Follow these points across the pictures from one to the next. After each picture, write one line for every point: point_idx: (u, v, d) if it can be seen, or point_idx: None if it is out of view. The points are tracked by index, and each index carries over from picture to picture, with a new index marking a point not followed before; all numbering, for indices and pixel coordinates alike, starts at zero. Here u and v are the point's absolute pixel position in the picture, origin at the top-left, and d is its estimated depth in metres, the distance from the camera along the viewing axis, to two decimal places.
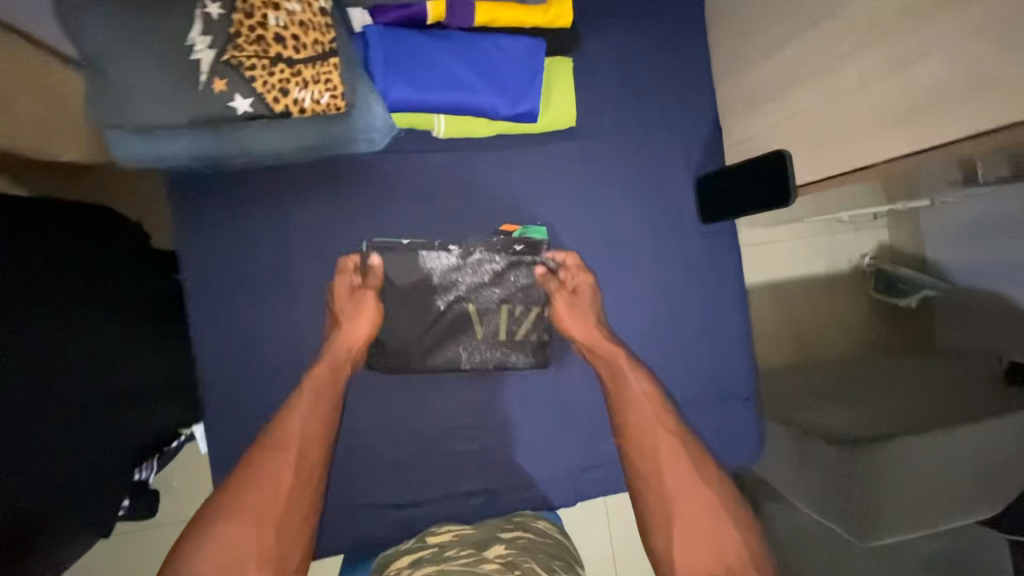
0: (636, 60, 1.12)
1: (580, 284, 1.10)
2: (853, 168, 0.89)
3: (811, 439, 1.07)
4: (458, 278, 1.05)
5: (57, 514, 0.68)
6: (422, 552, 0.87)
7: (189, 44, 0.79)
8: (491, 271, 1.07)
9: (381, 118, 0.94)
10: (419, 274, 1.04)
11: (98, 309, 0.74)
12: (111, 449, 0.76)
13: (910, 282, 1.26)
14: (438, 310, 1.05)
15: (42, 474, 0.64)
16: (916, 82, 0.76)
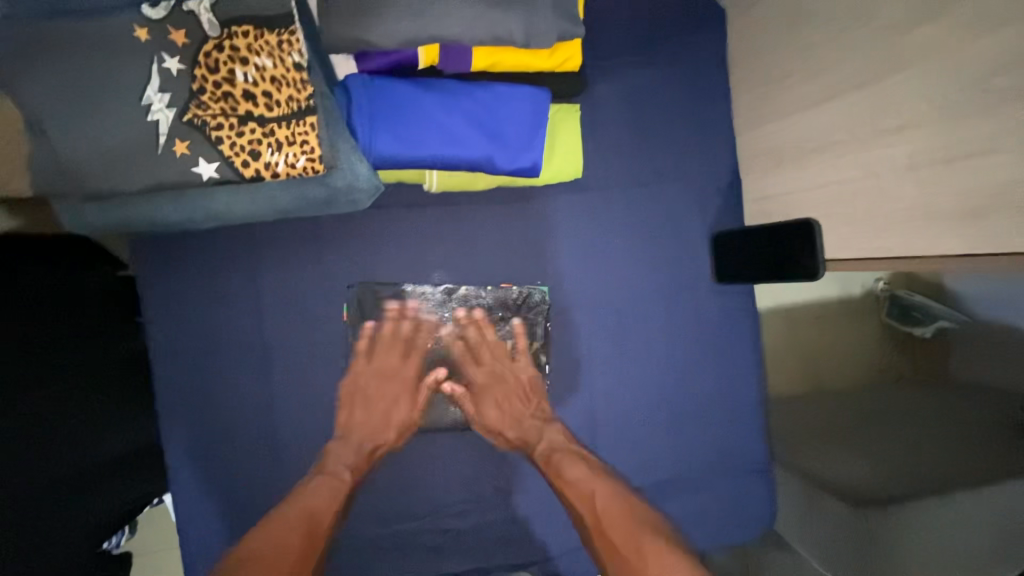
0: (647, 105, 1.03)
1: (485, 362, 1.01)
2: (893, 255, 0.77)
3: (826, 493, 1.03)
4: (444, 314, 1.01)
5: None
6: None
7: (145, 103, 0.71)
8: (479, 307, 1.02)
9: (366, 175, 0.84)
10: (403, 310, 1.00)
11: (71, 376, 0.75)
12: (90, 515, 0.78)
13: (926, 311, 0.96)
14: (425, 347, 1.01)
15: (42, 544, 0.68)
16: (978, 177, 0.64)
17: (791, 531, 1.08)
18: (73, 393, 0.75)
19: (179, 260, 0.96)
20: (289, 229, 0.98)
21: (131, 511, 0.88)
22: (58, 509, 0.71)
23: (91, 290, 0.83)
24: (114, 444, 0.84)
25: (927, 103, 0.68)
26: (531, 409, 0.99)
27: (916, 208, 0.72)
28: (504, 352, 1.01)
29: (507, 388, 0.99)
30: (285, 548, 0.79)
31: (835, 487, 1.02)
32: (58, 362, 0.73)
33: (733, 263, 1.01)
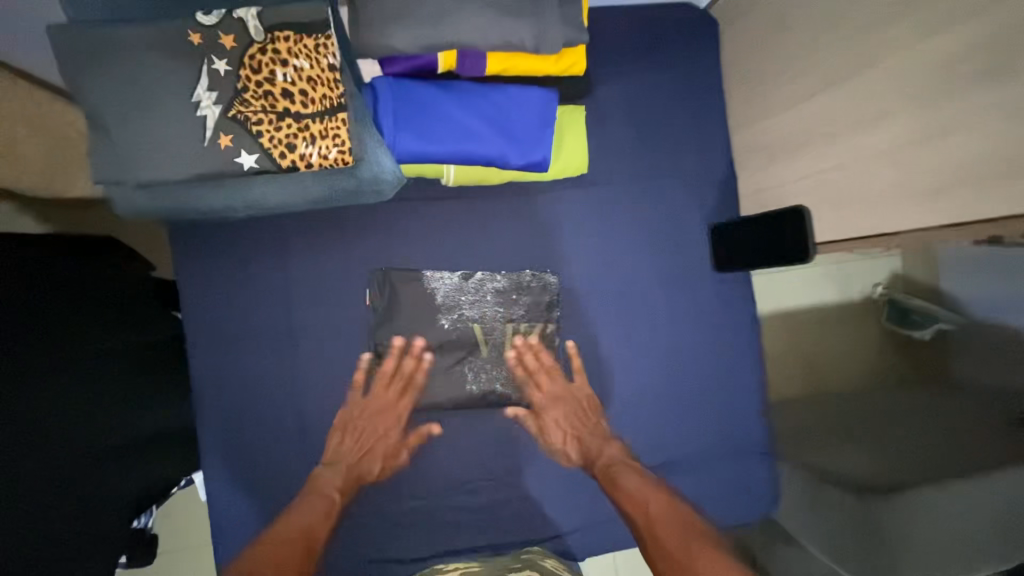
0: (648, 107, 1.11)
1: (546, 386, 1.08)
2: (876, 233, 0.83)
3: (833, 485, 1.09)
4: (461, 298, 1.07)
5: (87, 547, 0.76)
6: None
7: (195, 101, 0.79)
8: (493, 290, 1.08)
9: (390, 168, 0.93)
10: (423, 294, 1.06)
11: (111, 357, 0.81)
12: (124, 488, 0.83)
13: (923, 314, 1.11)
14: (441, 328, 1.07)
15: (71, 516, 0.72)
16: (945, 155, 0.71)
17: (799, 529, 1.13)
18: (81, 381, 0.75)
19: (211, 250, 1.03)
20: (315, 221, 1.05)
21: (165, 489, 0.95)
22: (59, 497, 0.71)
23: (113, 281, 0.85)
24: (135, 431, 0.85)
25: (901, 94, 0.76)
26: (592, 428, 1.07)
27: (894, 190, 0.79)
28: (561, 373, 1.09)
29: (574, 408, 1.07)
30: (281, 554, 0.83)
31: (842, 480, 1.09)
32: (58, 349, 0.72)
33: (732, 252, 1.07)
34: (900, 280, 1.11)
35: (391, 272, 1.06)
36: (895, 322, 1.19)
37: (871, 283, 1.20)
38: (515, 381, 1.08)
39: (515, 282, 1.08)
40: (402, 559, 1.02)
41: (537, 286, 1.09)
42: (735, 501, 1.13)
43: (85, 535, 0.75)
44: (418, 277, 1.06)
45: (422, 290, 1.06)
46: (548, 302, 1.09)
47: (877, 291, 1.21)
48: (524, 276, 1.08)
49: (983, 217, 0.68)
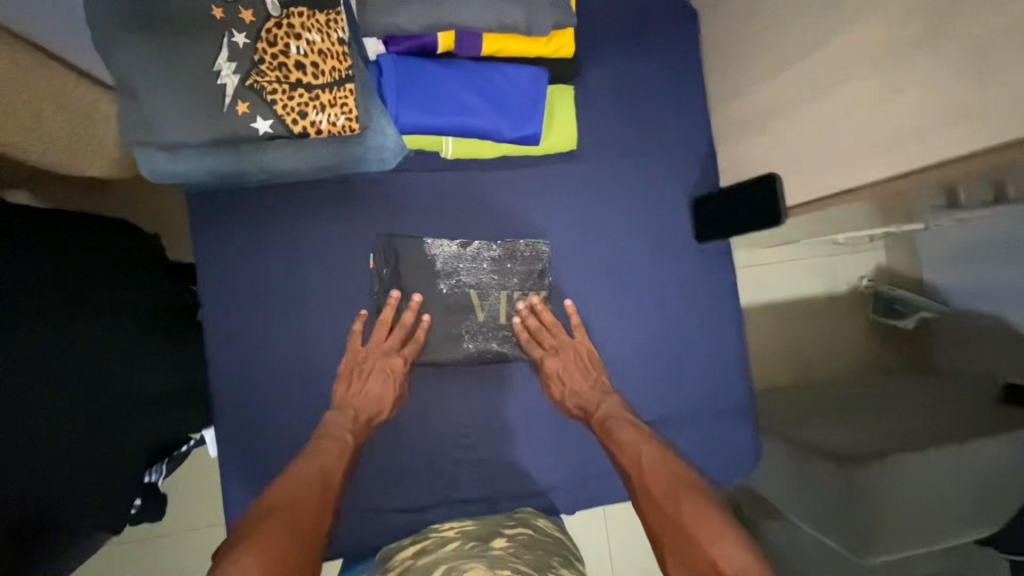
0: (633, 87, 1.19)
1: (547, 341, 1.12)
2: (837, 191, 0.92)
3: (808, 457, 1.43)
4: (460, 264, 1.13)
5: (96, 502, 0.84)
6: (425, 543, 0.98)
7: (216, 70, 0.86)
8: (489, 259, 1.14)
9: (393, 138, 1.01)
10: (423, 259, 1.12)
11: (135, 330, 0.89)
12: (138, 450, 0.91)
13: (909, 304, 1.68)
14: (440, 293, 1.13)
15: (84, 474, 0.80)
16: (896, 111, 0.79)
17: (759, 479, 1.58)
18: (88, 348, 0.80)
19: (225, 217, 1.10)
20: (323, 190, 1.12)
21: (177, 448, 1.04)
22: (63, 454, 0.76)
23: (138, 263, 0.94)
24: (143, 391, 0.90)
25: (855, 62, 0.84)
26: (591, 379, 1.12)
27: (851, 150, 0.87)
28: (562, 329, 1.14)
29: (574, 360, 1.12)
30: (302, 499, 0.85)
31: (819, 449, 1.41)
32: (67, 317, 0.77)
33: (712, 221, 1.15)
34: (881, 271, 1.74)
35: (395, 239, 1.12)
36: (891, 312, 1.74)
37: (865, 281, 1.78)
38: (520, 343, 1.14)
39: (508, 248, 1.14)
40: (403, 508, 1.09)
41: (530, 254, 1.15)
42: (721, 456, 1.20)
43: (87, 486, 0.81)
44: (420, 242, 1.12)
45: (423, 254, 1.12)
46: (536, 270, 1.15)
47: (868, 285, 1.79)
48: (521, 250, 1.15)
49: (928, 163, 0.77)
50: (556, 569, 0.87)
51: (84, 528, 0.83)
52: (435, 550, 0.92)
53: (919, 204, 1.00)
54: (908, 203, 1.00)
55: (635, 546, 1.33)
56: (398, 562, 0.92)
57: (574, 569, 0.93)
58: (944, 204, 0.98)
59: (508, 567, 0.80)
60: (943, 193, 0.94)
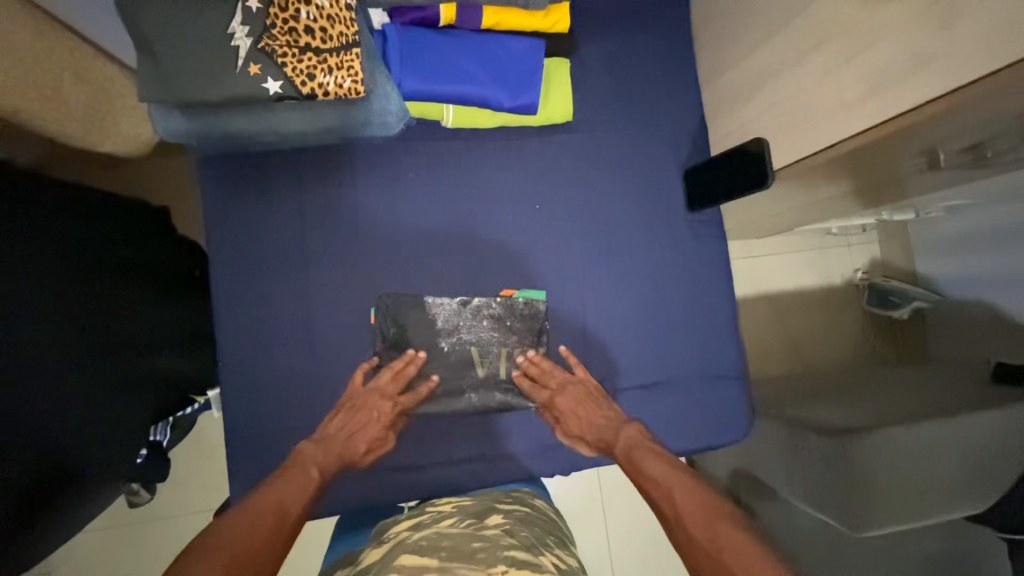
0: (627, 63, 1.24)
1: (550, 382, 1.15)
2: (820, 148, 0.97)
3: (798, 430, 1.43)
4: (459, 323, 1.16)
5: (96, 455, 0.93)
6: (422, 517, 0.97)
7: (229, 33, 0.91)
8: (489, 316, 1.17)
9: (396, 104, 1.05)
10: (427, 318, 1.16)
11: (128, 303, 0.97)
12: (133, 407, 0.99)
13: (904, 295, 1.76)
14: (442, 351, 1.16)
15: (82, 430, 0.89)
16: (872, 67, 0.84)
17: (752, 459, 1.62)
18: (75, 335, 0.87)
19: (232, 184, 1.13)
20: (327, 157, 1.16)
21: (178, 407, 1.13)
22: (58, 422, 0.85)
23: (135, 243, 1.02)
24: (138, 363, 0.99)
25: (836, 23, 0.88)
26: (604, 412, 1.12)
27: (833, 107, 0.92)
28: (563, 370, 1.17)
29: (576, 398, 1.13)
30: (255, 525, 0.84)
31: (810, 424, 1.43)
32: (53, 309, 0.85)
33: (702, 190, 1.20)
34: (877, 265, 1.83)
35: (397, 296, 1.15)
36: (889, 302, 1.80)
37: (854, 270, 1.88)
38: (521, 390, 1.17)
39: (507, 308, 1.17)
40: (401, 466, 1.14)
41: (528, 312, 1.18)
42: (715, 422, 1.23)
43: (87, 444, 0.91)
44: (422, 304, 1.15)
45: (426, 316, 1.16)
46: (536, 327, 1.18)
47: (859, 276, 1.88)
48: (517, 306, 1.17)
49: (898, 115, 0.82)
50: (550, 548, 0.89)
51: (90, 481, 0.94)
52: (433, 523, 0.92)
53: (901, 169, 1.04)
54: (891, 168, 1.04)
55: (624, 515, 1.55)
56: (393, 534, 0.92)
57: (568, 550, 0.95)
58: (926, 168, 1.02)
59: (502, 547, 0.81)
60: (923, 158, 0.98)
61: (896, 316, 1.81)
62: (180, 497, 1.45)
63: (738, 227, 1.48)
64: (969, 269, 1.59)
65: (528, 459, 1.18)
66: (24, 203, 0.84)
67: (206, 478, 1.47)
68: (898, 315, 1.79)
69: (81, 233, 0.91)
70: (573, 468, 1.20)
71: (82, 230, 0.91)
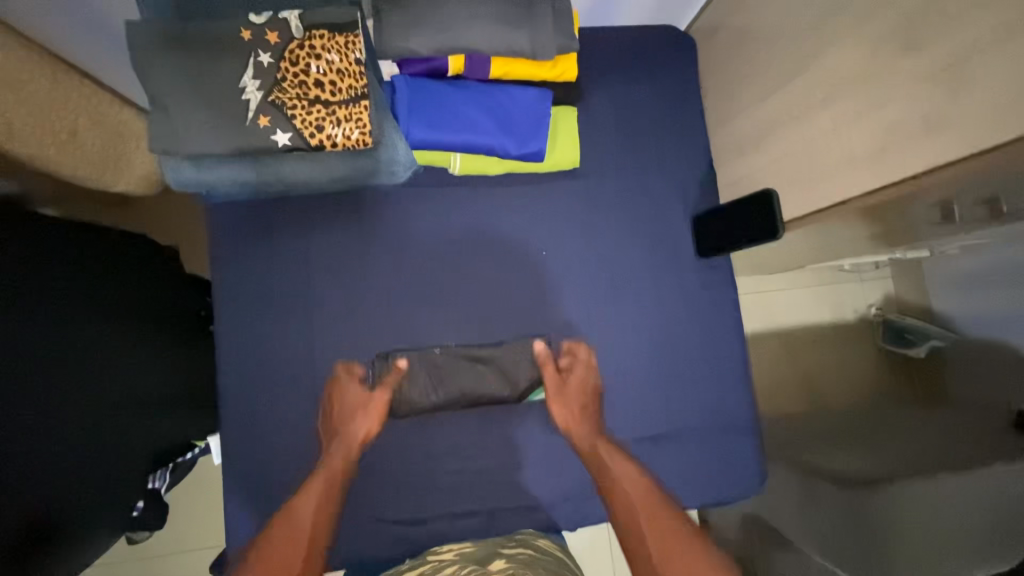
0: (635, 109, 1.25)
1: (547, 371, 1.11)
2: (832, 204, 0.95)
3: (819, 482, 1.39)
4: (457, 360, 1.13)
5: (83, 505, 0.90)
6: (422, 568, 0.94)
7: (241, 87, 0.92)
8: (488, 355, 1.13)
9: (404, 153, 1.06)
10: (425, 358, 1.13)
11: (132, 346, 0.97)
12: (128, 454, 0.97)
13: (919, 333, 1.69)
14: (432, 396, 1.11)
15: (78, 478, 0.87)
16: (883, 126, 0.83)
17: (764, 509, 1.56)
18: (78, 366, 0.87)
19: (239, 230, 1.13)
20: (335, 203, 1.16)
21: (173, 453, 1.10)
22: (60, 467, 0.84)
23: (140, 285, 1.02)
24: (132, 400, 0.96)
25: (847, 78, 0.88)
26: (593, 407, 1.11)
27: (842, 160, 0.91)
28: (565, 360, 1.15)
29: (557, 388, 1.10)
30: (276, 557, 0.86)
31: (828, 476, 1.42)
32: (60, 335, 0.84)
33: (711, 239, 1.18)
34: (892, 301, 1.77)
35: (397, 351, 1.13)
36: (901, 342, 1.74)
37: (867, 306, 1.79)
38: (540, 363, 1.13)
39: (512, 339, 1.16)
40: (402, 520, 1.11)
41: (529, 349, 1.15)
42: (726, 476, 1.20)
43: (72, 486, 0.86)
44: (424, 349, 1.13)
45: (425, 354, 1.13)
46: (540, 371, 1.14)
47: (872, 312, 1.79)
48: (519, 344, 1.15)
49: (907, 176, 0.81)
50: None
51: (69, 528, 0.88)
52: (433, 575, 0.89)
53: (914, 220, 1.03)
54: (905, 219, 1.03)
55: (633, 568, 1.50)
56: None
57: None
58: (939, 220, 1.01)
59: None
60: (937, 211, 0.97)
61: (912, 354, 1.74)
62: (174, 539, 1.42)
63: (747, 267, 1.45)
64: (977, 307, 1.55)
65: (534, 512, 1.15)
66: (26, 232, 0.82)
67: (206, 521, 1.44)
68: (915, 352, 1.72)
69: (87, 274, 0.91)
70: (580, 523, 1.16)
71: (88, 272, 0.91)
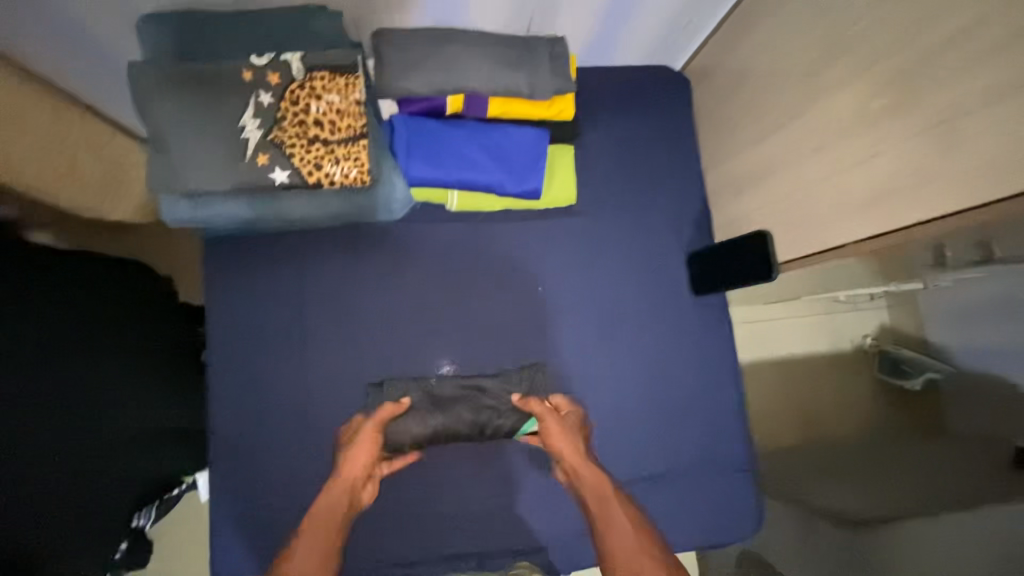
0: (632, 147, 1.26)
1: (536, 407, 1.08)
2: (824, 249, 0.96)
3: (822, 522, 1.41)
4: (450, 391, 1.12)
5: (72, 545, 0.87)
6: None
7: (241, 125, 0.93)
8: (485, 386, 1.13)
9: (401, 191, 1.07)
10: (420, 387, 1.12)
11: (127, 377, 0.96)
12: (119, 489, 0.95)
13: (914, 365, 1.61)
14: (426, 424, 1.09)
15: (66, 514, 0.85)
16: (873, 176, 0.85)
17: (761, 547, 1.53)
18: (66, 399, 0.85)
19: (235, 262, 1.13)
20: (332, 237, 1.16)
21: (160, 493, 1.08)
22: (45, 501, 0.81)
23: (139, 317, 1.01)
24: (124, 428, 0.94)
25: (842, 127, 0.90)
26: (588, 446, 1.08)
27: (835, 206, 0.92)
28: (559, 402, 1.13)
29: (556, 426, 1.06)
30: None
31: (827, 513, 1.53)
32: (47, 366, 0.83)
33: (706, 276, 1.19)
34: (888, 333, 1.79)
35: (393, 381, 1.12)
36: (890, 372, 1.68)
37: (860, 334, 1.70)
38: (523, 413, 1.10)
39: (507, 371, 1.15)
40: (393, 561, 1.09)
41: (526, 380, 1.14)
42: (724, 517, 1.18)
43: (53, 518, 0.83)
44: (422, 376, 1.13)
45: (419, 383, 1.12)
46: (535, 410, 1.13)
47: (866, 341, 1.71)
48: (518, 376, 1.14)
49: (898, 225, 0.82)
50: None
51: (57, 562, 0.84)
52: None
53: (907, 263, 1.04)
54: (898, 262, 1.04)
55: None
56: None
57: None
58: (931, 263, 1.02)
59: None
60: (929, 255, 0.99)
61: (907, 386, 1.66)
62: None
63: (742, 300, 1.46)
64: (972, 341, 1.52)
65: (528, 553, 1.13)
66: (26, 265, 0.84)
67: (190, 557, 1.40)
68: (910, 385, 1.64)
69: (86, 304, 0.91)
70: (574, 565, 1.14)
71: (87, 301, 0.91)
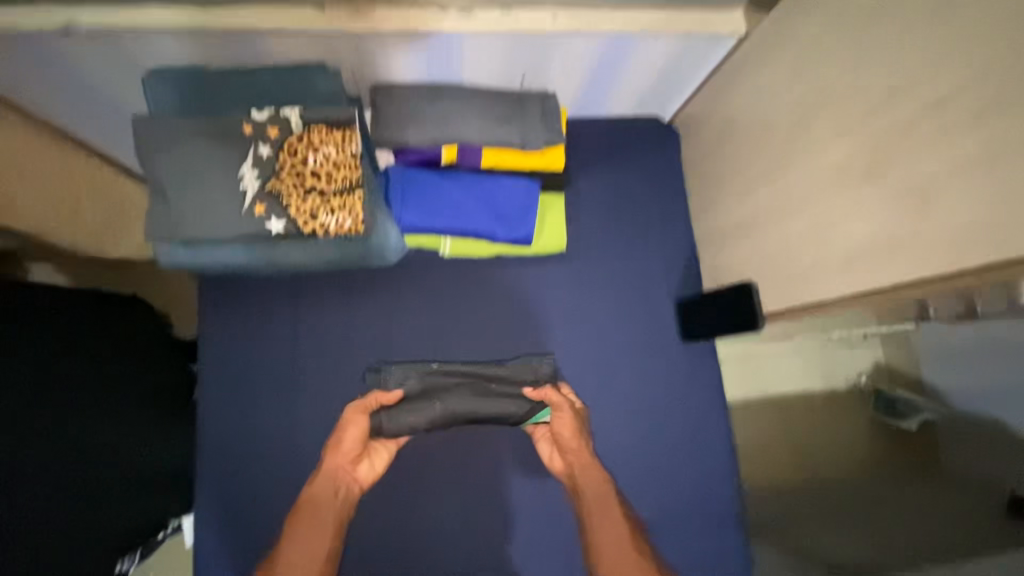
0: (622, 196, 1.29)
1: (555, 398, 1.13)
2: (805, 306, 0.98)
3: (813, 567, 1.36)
4: (452, 378, 1.14)
5: None
6: None
7: (240, 176, 0.96)
8: (489, 373, 1.15)
9: (394, 239, 1.09)
10: (416, 376, 1.14)
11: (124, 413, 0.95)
12: (111, 530, 0.92)
13: (909, 405, 1.64)
14: (433, 407, 1.10)
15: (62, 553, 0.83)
16: (851, 237, 0.87)
17: None
18: (69, 433, 0.85)
19: (230, 305, 1.15)
20: (327, 282, 1.18)
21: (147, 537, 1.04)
22: (43, 538, 0.80)
23: (134, 354, 1.01)
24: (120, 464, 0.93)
25: (823, 187, 0.92)
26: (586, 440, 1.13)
27: (817, 262, 0.94)
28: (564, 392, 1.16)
29: (570, 419, 1.12)
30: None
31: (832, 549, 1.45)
32: (53, 399, 0.83)
33: (694, 324, 1.20)
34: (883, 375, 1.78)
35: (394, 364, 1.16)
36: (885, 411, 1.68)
37: (856, 373, 1.72)
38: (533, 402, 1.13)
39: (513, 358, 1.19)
40: None
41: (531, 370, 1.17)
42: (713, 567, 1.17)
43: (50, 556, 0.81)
44: (421, 362, 1.16)
45: (415, 372, 1.14)
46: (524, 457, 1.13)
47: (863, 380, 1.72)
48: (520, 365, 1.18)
49: (876, 286, 0.84)
50: None
51: None
52: None
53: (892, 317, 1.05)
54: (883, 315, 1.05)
55: None
56: None
57: None
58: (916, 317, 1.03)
59: None
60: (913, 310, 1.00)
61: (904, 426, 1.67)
62: None
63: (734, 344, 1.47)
64: (965, 386, 1.52)
65: None
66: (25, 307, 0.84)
67: None
68: (907, 425, 1.66)
69: (83, 341, 0.91)
70: None
71: (84, 339, 0.91)
